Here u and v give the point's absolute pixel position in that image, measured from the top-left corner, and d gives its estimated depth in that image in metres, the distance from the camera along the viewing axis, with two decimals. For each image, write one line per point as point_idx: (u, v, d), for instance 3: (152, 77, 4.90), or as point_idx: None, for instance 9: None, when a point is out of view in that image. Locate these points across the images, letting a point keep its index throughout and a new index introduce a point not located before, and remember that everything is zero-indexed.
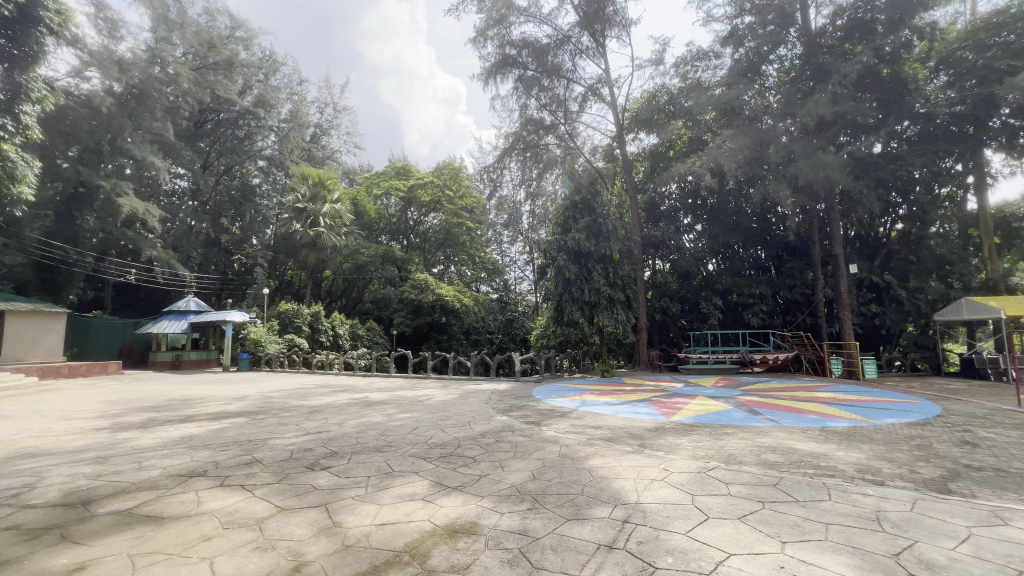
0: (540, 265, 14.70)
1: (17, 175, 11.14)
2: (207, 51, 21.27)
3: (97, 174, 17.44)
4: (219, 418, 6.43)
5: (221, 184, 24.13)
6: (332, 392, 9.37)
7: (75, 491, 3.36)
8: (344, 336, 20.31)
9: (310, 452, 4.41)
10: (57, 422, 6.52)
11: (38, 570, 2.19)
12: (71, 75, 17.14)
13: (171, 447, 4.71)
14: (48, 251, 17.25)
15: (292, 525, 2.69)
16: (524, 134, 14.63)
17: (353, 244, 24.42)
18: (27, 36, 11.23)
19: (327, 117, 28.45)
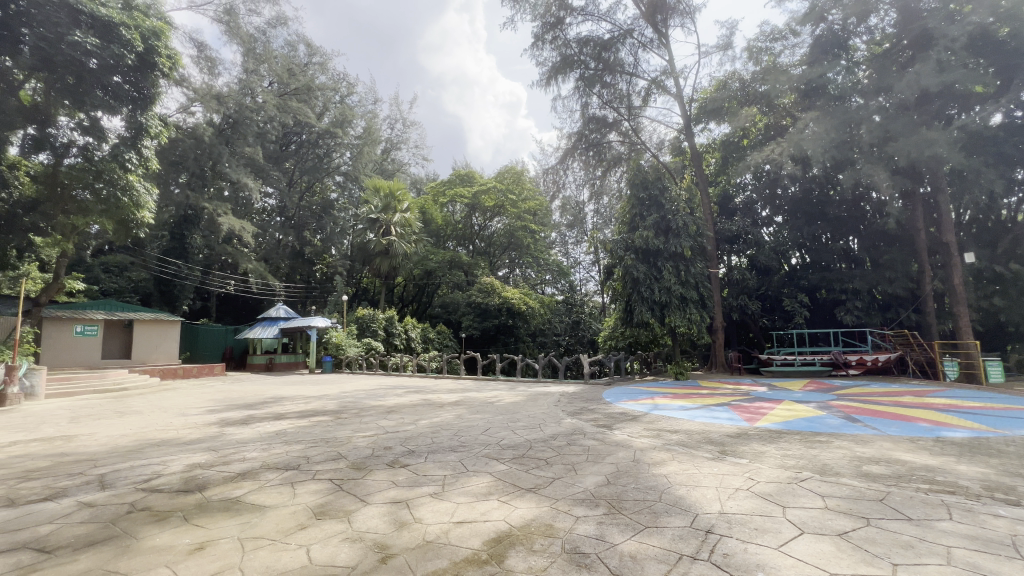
0: (607, 265, 14.38)
1: (140, 202, 13.38)
2: (289, 78, 23.14)
3: (202, 198, 19.64)
4: (307, 416, 6.94)
5: (304, 200, 26.14)
6: (407, 393, 9.76)
7: (193, 478, 3.79)
8: (416, 339, 21.21)
9: (390, 450, 4.64)
10: (175, 417, 7.38)
11: (167, 547, 2.49)
12: (180, 111, 19.41)
13: (269, 442, 5.17)
14: (165, 267, 19.92)
15: (377, 519, 2.83)
16: (587, 133, 14.45)
17: (423, 251, 25.45)
18: (146, 80, 12.76)
19: (397, 132, 29.95)
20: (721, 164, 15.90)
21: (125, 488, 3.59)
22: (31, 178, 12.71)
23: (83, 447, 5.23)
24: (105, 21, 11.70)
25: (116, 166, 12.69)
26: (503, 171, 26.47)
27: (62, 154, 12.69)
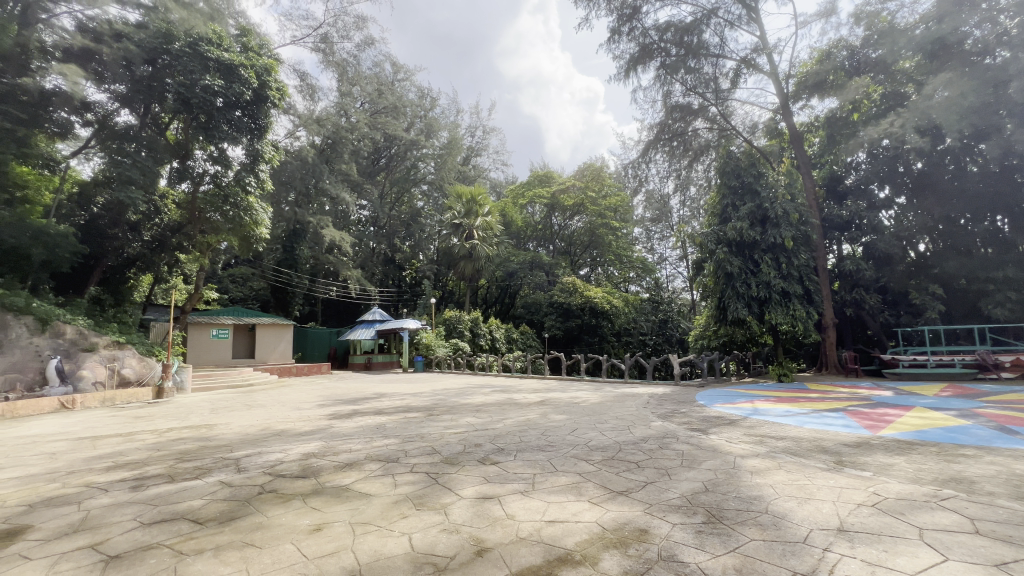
0: (696, 259, 13.59)
1: (258, 220, 15.23)
2: (378, 97, 24.83)
3: (307, 213, 21.75)
4: (402, 412, 7.36)
5: (395, 210, 27.95)
6: (493, 393, 9.97)
7: (309, 466, 4.21)
8: (500, 339, 21.80)
9: (480, 447, 4.78)
10: (291, 410, 8.22)
11: (291, 526, 2.79)
12: (287, 136, 21.61)
13: (371, 435, 5.58)
14: (279, 275, 22.46)
15: (470, 513, 2.94)
16: (671, 123, 13.71)
17: (504, 253, 26.02)
18: (261, 112, 14.48)
19: (477, 139, 30.92)
20: (826, 143, 14.15)
21: (255, 471, 4.09)
22: (177, 205, 15.24)
23: (221, 435, 6.04)
24: (229, 64, 13.54)
25: (240, 190, 14.55)
26: (583, 168, 26.10)
27: (199, 182, 14.55)
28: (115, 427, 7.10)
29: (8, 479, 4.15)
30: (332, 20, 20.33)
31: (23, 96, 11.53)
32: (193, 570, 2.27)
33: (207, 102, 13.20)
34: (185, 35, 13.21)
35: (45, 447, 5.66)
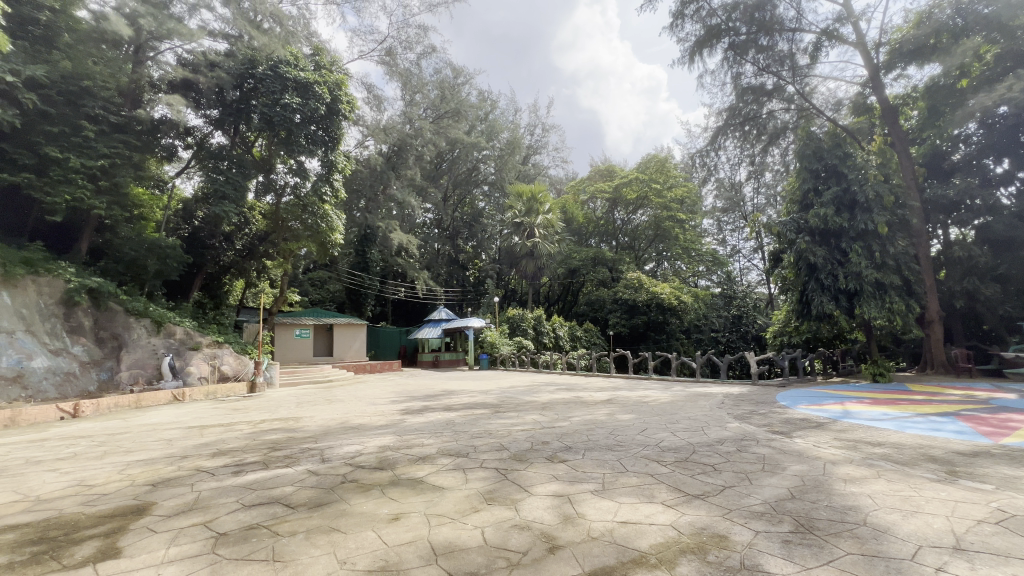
0: (773, 250, 12.69)
1: (333, 226, 16.21)
2: (441, 103, 25.54)
3: (377, 219, 22.87)
4: (470, 409, 7.54)
5: (458, 212, 28.76)
6: (557, 391, 9.94)
7: (386, 458, 4.43)
8: (564, 337, 21.80)
9: (548, 445, 4.77)
10: (367, 405, 8.70)
11: (371, 514, 2.95)
12: (357, 146, 22.78)
13: (441, 430, 5.76)
14: (353, 278, 23.48)
15: (542, 510, 2.95)
16: (742, 106, 12.84)
17: (566, 250, 25.87)
18: (334, 125, 15.44)
19: (537, 137, 30.95)
20: (927, 116, 12.56)
21: (337, 462, 4.38)
22: (263, 216, 16.60)
23: (306, 427, 6.52)
24: (304, 82, 14.56)
25: (317, 199, 15.60)
26: (646, 160, 25.25)
27: (281, 194, 15.93)
28: (217, 418, 7.89)
29: (135, 461, 4.76)
30: (397, 33, 21.22)
31: (137, 126, 13.11)
32: (288, 550, 2.47)
33: (286, 119, 14.29)
34: (266, 59, 14.39)
35: (162, 435, 6.41)
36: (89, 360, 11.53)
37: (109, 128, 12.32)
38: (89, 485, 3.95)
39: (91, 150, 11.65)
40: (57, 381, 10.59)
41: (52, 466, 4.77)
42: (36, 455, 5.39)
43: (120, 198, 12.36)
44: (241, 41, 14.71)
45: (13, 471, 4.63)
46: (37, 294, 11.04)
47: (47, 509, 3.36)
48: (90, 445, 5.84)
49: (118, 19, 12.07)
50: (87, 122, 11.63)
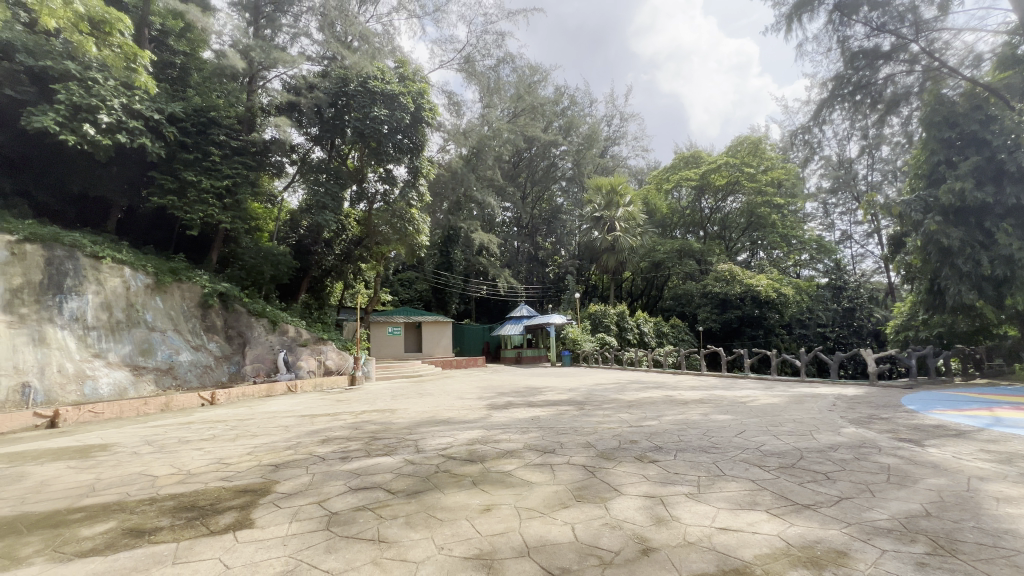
0: (894, 234, 11.20)
1: (419, 229, 17.15)
2: (518, 101, 25.76)
3: (459, 220, 23.78)
4: (554, 405, 7.57)
5: (536, 209, 28.99)
6: (644, 389, 9.64)
7: (474, 451, 4.60)
8: (649, 333, 21.29)
9: (636, 444, 4.63)
10: (455, 399, 9.10)
11: (464, 504, 3.08)
12: (439, 151, 23.65)
13: (527, 426, 5.83)
14: (438, 277, 24.73)
15: (633, 511, 2.88)
16: (851, 74, 10.98)
17: (649, 243, 25.00)
18: (417, 133, 16.33)
19: (615, 128, 30.15)
20: None
21: (431, 453, 4.62)
22: (357, 222, 17.94)
23: (401, 418, 6.97)
24: (390, 94, 15.48)
25: (404, 204, 16.65)
26: (737, 142, 23.47)
27: (373, 201, 17.15)
28: (324, 408, 8.72)
29: (260, 444, 5.40)
30: (475, 41, 21.89)
31: (252, 148, 14.78)
32: (391, 532, 2.66)
33: (376, 130, 15.29)
34: (357, 76, 15.47)
35: (280, 422, 7.22)
36: (221, 355, 13.34)
37: (230, 152, 14.06)
38: (226, 463, 4.56)
39: (218, 173, 13.50)
40: (198, 372, 12.43)
41: (198, 445, 5.58)
42: (186, 435, 6.34)
43: (242, 213, 14.02)
44: (335, 62, 16.01)
45: (170, 448, 5.48)
46: (182, 298, 13.04)
47: (196, 482, 3.93)
48: (225, 428, 6.76)
49: (234, 55, 13.74)
50: (214, 148, 13.51)
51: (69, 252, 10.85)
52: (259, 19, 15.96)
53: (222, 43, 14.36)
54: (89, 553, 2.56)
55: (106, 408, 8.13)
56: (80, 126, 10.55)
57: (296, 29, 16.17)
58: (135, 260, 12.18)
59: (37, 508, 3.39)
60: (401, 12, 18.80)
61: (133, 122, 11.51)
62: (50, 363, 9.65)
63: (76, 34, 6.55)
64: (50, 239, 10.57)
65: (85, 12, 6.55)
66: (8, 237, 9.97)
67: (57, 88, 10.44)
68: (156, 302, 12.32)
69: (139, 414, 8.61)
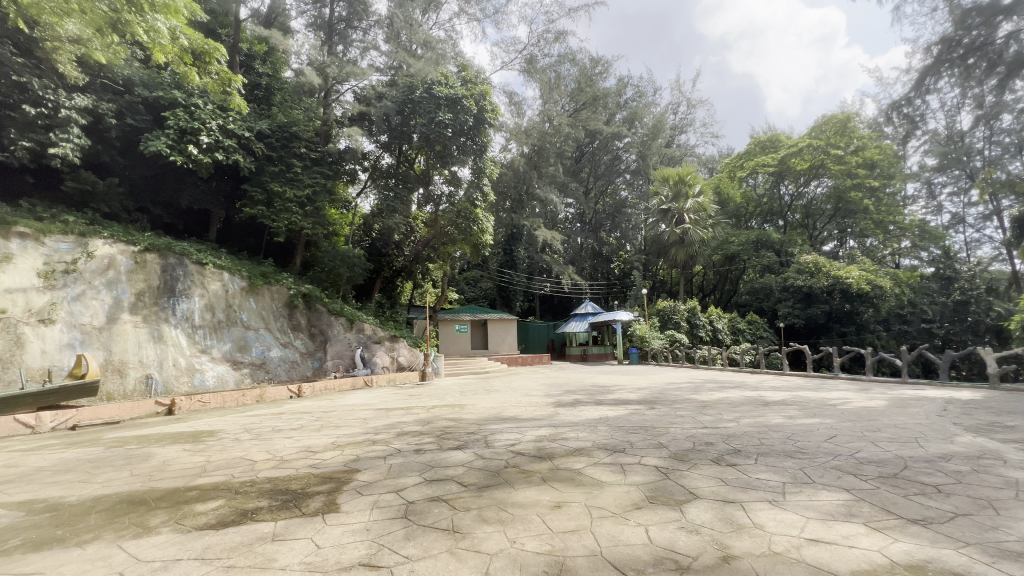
0: (1019, 215, 9.73)
1: (483, 228, 17.45)
2: (579, 94, 25.39)
3: (522, 218, 23.84)
4: (623, 404, 7.40)
5: (600, 204, 28.52)
6: (720, 389, 9.14)
7: (543, 448, 4.62)
8: (724, 330, 20.26)
9: (712, 446, 4.42)
10: (521, 396, 9.19)
11: (535, 500, 3.10)
12: (501, 151, 23.88)
13: (596, 425, 5.77)
14: (503, 275, 25.11)
15: (711, 515, 2.75)
16: (962, 34, 9.01)
17: (722, 234, 23.83)
18: (480, 134, 16.66)
19: (682, 116, 28.87)
20: None
21: (501, 448, 4.70)
22: (424, 225, 18.61)
23: (470, 414, 7.17)
24: (454, 98, 15.84)
25: (469, 205, 17.07)
26: (823, 121, 21.44)
27: (438, 203, 17.68)
28: (399, 402, 9.17)
29: (342, 435, 5.80)
30: (535, 40, 21.98)
31: (329, 159, 15.73)
32: (465, 523, 2.74)
33: (441, 134, 15.74)
34: (422, 82, 16.02)
35: (360, 414, 7.71)
36: (306, 351, 14.39)
37: (310, 164, 15.03)
38: (314, 451, 4.94)
39: (300, 183, 14.50)
40: (286, 367, 13.54)
41: (289, 433, 6.09)
42: (278, 424, 6.95)
43: (321, 219, 14.86)
44: (401, 71, 16.68)
45: (266, 435, 6.05)
46: (271, 298, 14.16)
47: (289, 467, 4.30)
48: (311, 419, 7.33)
49: (312, 73, 14.78)
50: (295, 160, 14.62)
51: (179, 259, 12.33)
52: (333, 36, 17.00)
53: (300, 62, 15.47)
54: (204, 527, 2.89)
55: (212, 399, 9.10)
56: (186, 147, 11.92)
57: (365, 43, 17.11)
58: (232, 266, 13.46)
59: (162, 485, 3.88)
60: (462, 16, 19.24)
61: (228, 140, 12.79)
62: (167, 358, 11.29)
63: (181, 65, 7.34)
64: (163, 248, 12.08)
65: (188, 45, 7.33)
66: (132, 247, 11.60)
67: (168, 115, 11.93)
68: (250, 303, 13.51)
69: (239, 404, 9.55)
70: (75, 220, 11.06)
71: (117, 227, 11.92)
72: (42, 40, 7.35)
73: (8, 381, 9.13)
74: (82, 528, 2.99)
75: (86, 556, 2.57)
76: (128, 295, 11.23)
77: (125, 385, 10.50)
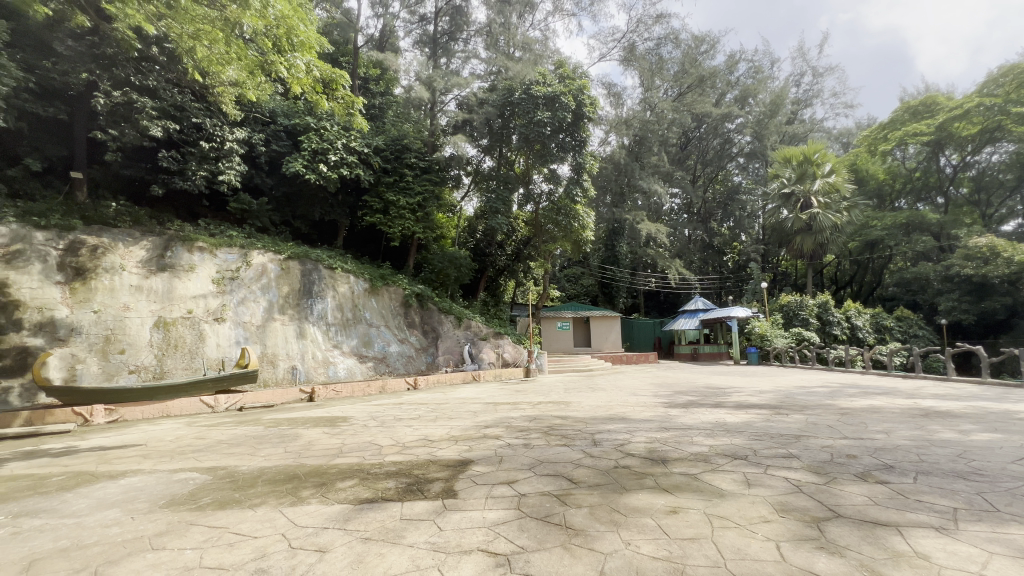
0: None
1: (584, 224, 17.31)
2: (683, 77, 23.81)
3: (624, 212, 22.86)
4: (744, 408, 6.83)
5: (710, 192, 26.59)
6: (865, 395, 7.99)
7: (655, 451, 4.46)
8: (866, 328, 17.68)
9: (856, 459, 3.90)
10: (629, 396, 8.96)
11: (649, 504, 3.01)
12: (600, 145, 23.27)
13: (713, 429, 5.40)
14: (604, 272, 24.36)
15: (857, 537, 2.43)
16: None
17: (861, 218, 20.91)
18: (578, 130, 16.43)
19: (805, 87, 25.77)
20: None
21: (610, 448, 4.64)
22: (525, 224, 19.02)
23: (577, 412, 7.17)
24: (552, 96, 15.86)
25: (569, 201, 17.00)
26: (1000, 73, 17.42)
27: (539, 201, 17.83)
28: (505, 397, 9.48)
29: (455, 426, 6.18)
30: (634, 26, 21.18)
31: (437, 166, 16.38)
32: (577, 520, 2.75)
33: (540, 133, 15.89)
34: (521, 84, 16.30)
35: (471, 407, 8.14)
36: (420, 346, 15.46)
37: (419, 173, 16.03)
38: (432, 440, 5.33)
39: (411, 191, 15.64)
40: (404, 361, 14.69)
41: (409, 423, 6.64)
42: (400, 414, 7.62)
43: (430, 223, 15.93)
44: (500, 75, 17.17)
45: (390, 423, 6.66)
46: (390, 298, 15.51)
47: (411, 454, 4.70)
48: (428, 410, 7.90)
49: (420, 87, 15.96)
50: (407, 170, 15.80)
51: (315, 265, 14.03)
52: (437, 51, 18.09)
53: (408, 77, 16.62)
54: (345, 501, 3.28)
55: (343, 388, 10.24)
56: (318, 166, 13.62)
57: (467, 53, 17.91)
58: (356, 269, 14.98)
59: (311, 462, 4.48)
60: (558, 14, 19.23)
61: (351, 157, 14.24)
62: (307, 351, 12.94)
63: (314, 94, 8.30)
64: (302, 255, 13.85)
65: (320, 75, 8.25)
66: (279, 256, 13.49)
67: (303, 139, 13.75)
68: (372, 302, 14.95)
69: (366, 394, 10.62)
70: (237, 235, 13.22)
71: (268, 239, 13.93)
72: (212, 86, 8.80)
73: (195, 368, 11.28)
74: (254, 493, 3.58)
75: (258, 516, 3.07)
76: (277, 297, 13.08)
77: (277, 372, 12.26)
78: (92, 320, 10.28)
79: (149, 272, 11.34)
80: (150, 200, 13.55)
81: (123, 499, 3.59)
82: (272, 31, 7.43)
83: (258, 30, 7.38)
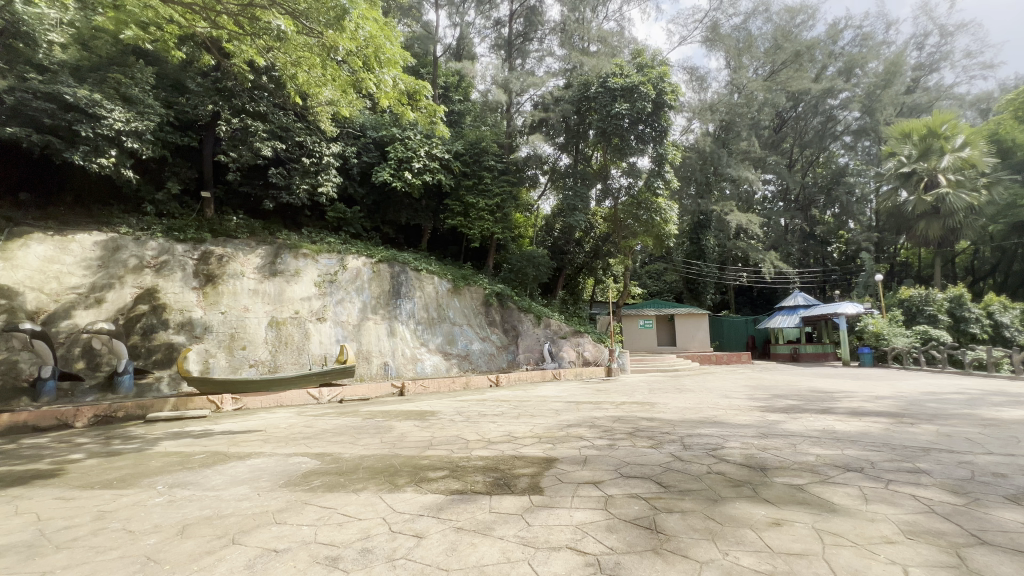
0: None
1: (666, 218, 16.58)
2: (776, 53, 21.77)
3: (710, 203, 21.55)
4: (858, 415, 6.14)
5: (810, 177, 24.11)
6: (1015, 404, 6.82)
7: (752, 458, 4.18)
8: (1014, 325, 15.11)
9: (1006, 479, 3.35)
10: (719, 398, 8.45)
11: (748, 514, 2.83)
12: (682, 133, 21.99)
13: (821, 437, 4.93)
14: (690, 267, 22.87)
15: (1007, 568, 2.10)
16: None
17: (1005, 196, 17.78)
18: (658, 119, 15.66)
19: (928, 51, 22.56)
20: None
21: (702, 452, 4.41)
22: (604, 220, 18.72)
23: (663, 413, 6.91)
24: (630, 86, 15.26)
25: (650, 195, 16.30)
26: None
27: (617, 197, 17.40)
28: (586, 396, 9.38)
29: (538, 424, 6.24)
30: (717, 3, 19.86)
31: (514, 168, 16.65)
32: (670, 525, 2.66)
33: (617, 126, 15.45)
34: (597, 78, 15.97)
35: (552, 405, 8.16)
36: (501, 344, 15.75)
37: (498, 174, 16.38)
38: (516, 437, 5.44)
39: (489, 193, 15.99)
40: (486, 358, 15.06)
41: (493, 419, 6.82)
42: (484, 410, 7.85)
43: (509, 223, 16.29)
44: (576, 71, 16.99)
45: (475, 419, 6.90)
46: (471, 297, 16.00)
47: (497, 449, 4.83)
48: (510, 407, 8.05)
49: (499, 90, 16.36)
50: (485, 172, 16.16)
51: (402, 267, 14.90)
52: (512, 53, 18.39)
53: (485, 82, 17.03)
54: (438, 491, 3.46)
55: (430, 383, 10.78)
56: (403, 174, 14.49)
57: (541, 52, 17.93)
58: (440, 271, 15.68)
59: (405, 453, 4.78)
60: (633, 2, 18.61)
61: (433, 163, 14.95)
62: (397, 348, 13.78)
63: (400, 107, 8.78)
64: (391, 258, 14.79)
65: (404, 87, 8.66)
66: (371, 259, 14.52)
67: (390, 149, 14.69)
68: (454, 302, 15.54)
69: (451, 390, 11.08)
70: (334, 242, 14.43)
71: (361, 245, 15.03)
72: (314, 107, 9.63)
73: (302, 363, 12.47)
74: (357, 479, 3.89)
75: (361, 500, 3.34)
76: (370, 298, 14.07)
77: (371, 369, 13.19)
78: (220, 320, 11.79)
79: (263, 277, 12.77)
80: (263, 213, 15.21)
81: (250, 477, 4.09)
82: (362, 50, 7.90)
83: (351, 51, 7.88)
